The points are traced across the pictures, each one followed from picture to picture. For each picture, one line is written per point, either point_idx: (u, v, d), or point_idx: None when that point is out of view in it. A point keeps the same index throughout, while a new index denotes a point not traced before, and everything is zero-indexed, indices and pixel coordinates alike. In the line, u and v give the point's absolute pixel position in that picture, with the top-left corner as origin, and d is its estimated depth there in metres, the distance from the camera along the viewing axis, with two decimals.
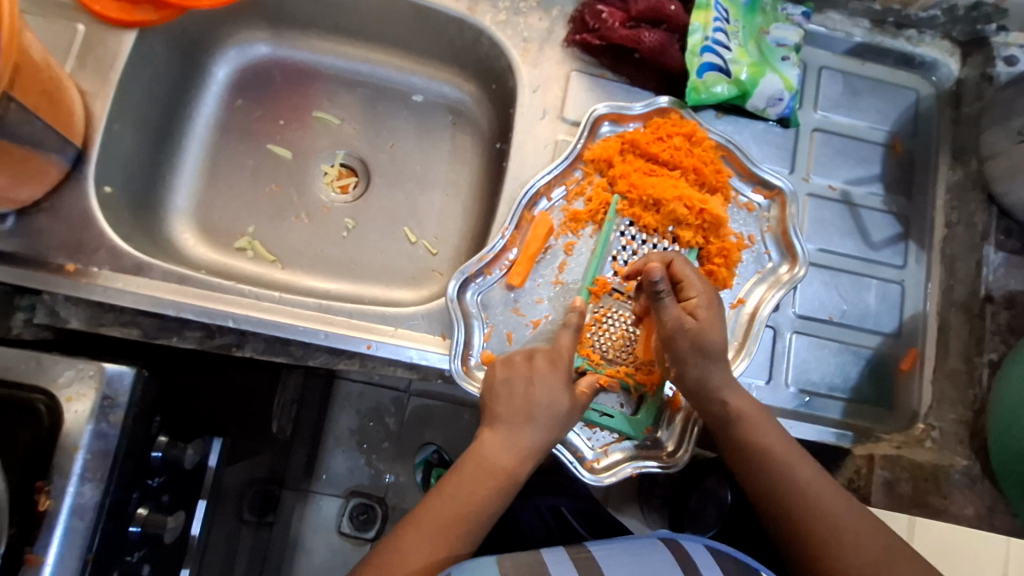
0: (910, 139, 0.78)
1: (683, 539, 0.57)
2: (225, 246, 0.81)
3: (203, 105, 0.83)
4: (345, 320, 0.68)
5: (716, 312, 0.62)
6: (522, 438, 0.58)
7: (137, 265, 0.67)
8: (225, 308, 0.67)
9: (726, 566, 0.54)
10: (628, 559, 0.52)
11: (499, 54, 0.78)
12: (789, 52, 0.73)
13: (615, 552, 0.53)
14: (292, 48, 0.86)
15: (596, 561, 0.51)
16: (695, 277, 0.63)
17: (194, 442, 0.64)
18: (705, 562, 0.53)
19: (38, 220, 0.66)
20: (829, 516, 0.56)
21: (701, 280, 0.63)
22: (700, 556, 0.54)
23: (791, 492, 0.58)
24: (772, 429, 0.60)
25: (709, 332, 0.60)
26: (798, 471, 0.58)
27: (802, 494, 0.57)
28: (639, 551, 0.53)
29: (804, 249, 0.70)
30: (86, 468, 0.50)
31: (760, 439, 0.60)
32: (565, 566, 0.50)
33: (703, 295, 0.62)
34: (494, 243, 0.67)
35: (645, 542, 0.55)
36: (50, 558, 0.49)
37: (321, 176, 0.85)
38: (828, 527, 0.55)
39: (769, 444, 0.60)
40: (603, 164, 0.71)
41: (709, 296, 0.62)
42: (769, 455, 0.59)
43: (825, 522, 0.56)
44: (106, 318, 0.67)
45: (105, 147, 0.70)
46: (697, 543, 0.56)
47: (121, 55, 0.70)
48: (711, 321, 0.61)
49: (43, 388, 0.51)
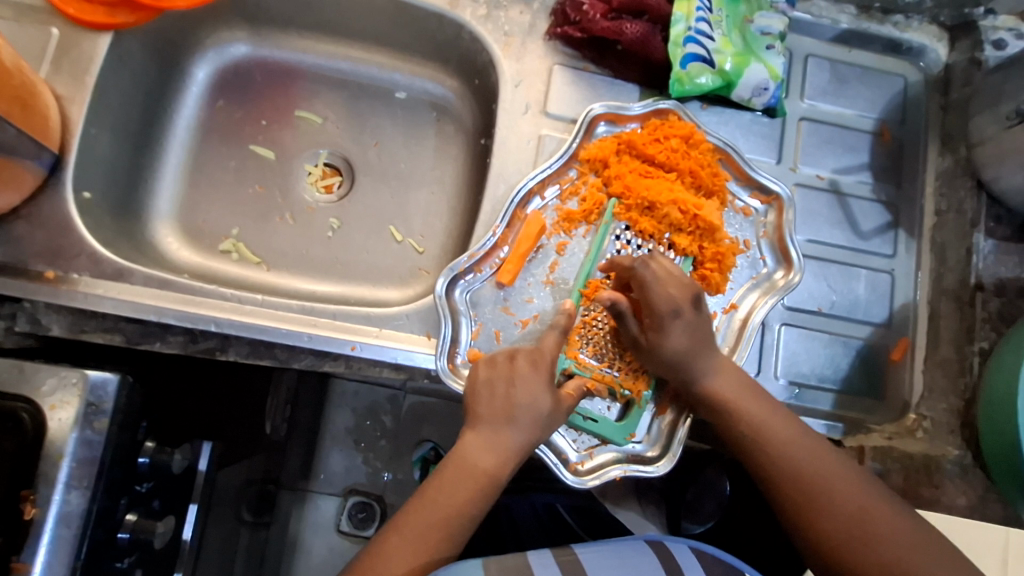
0: (899, 127, 0.77)
1: (668, 540, 0.58)
2: (210, 249, 0.80)
3: (184, 107, 0.82)
4: (329, 321, 0.67)
5: (674, 329, 0.60)
6: (506, 437, 0.57)
7: (117, 270, 0.66)
8: (206, 312, 0.66)
9: (709, 566, 0.56)
10: (611, 560, 0.53)
11: (481, 49, 0.76)
12: (774, 41, 0.72)
13: (601, 554, 0.54)
14: (272, 47, 0.85)
15: (581, 563, 0.52)
16: (659, 292, 0.60)
17: (181, 447, 0.64)
18: (688, 564, 0.56)
19: (17, 227, 0.65)
20: (815, 488, 0.57)
21: (662, 295, 0.60)
22: (686, 560, 0.56)
23: (769, 468, 0.59)
24: (757, 400, 0.61)
25: (664, 348, 0.61)
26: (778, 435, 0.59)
27: (806, 483, 0.57)
28: (625, 554, 0.54)
29: (800, 255, 0.69)
30: (70, 476, 0.50)
31: (741, 410, 0.60)
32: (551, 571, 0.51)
33: (657, 316, 0.60)
34: (484, 241, 0.66)
35: (632, 544, 0.56)
36: (38, 566, 0.49)
37: (305, 176, 0.84)
38: (808, 494, 0.57)
39: (752, 413, 0.60)
40: (598, 164, 0.70)
41: (667, 314, 0.60)
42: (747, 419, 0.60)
43: (806, 491, 0.57)
44: (89, 324, 0.66)
45: (83, 152, 0.69)
46: (682, 545, 0.58)
47: (97, 58, 0.69)
48: (666, 341, 0.60)
49: (26, 397, 0.51)
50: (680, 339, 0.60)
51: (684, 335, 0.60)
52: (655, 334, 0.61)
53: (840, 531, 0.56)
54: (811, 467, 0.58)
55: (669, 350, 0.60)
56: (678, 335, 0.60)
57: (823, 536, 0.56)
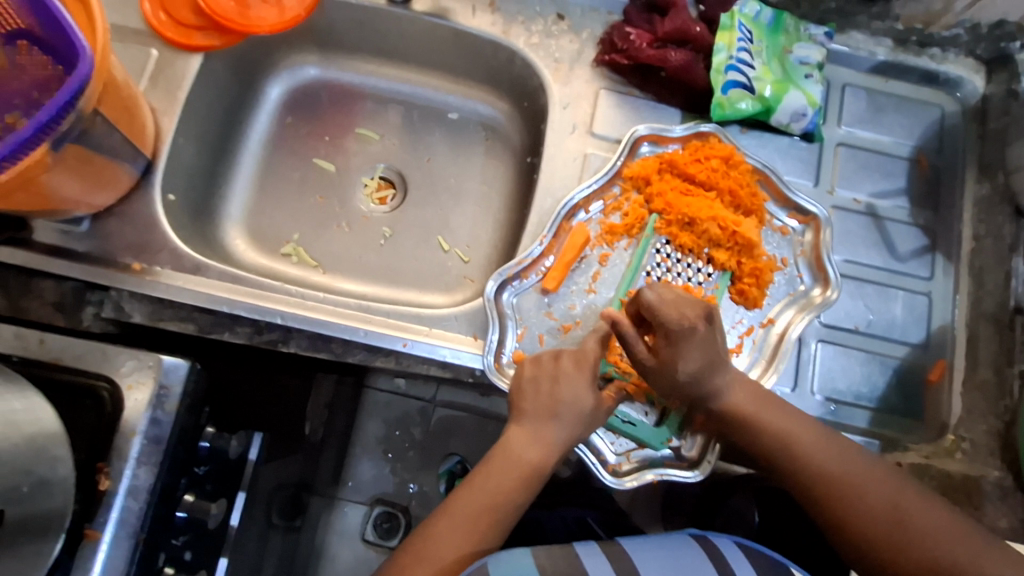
0: (936, 155, 0.79)
1: (714, 537, 0.59)
2: (272, 252, 0.86)
3: (257, 122, 0.90)
4: (383, 319, 0.72)
5: (687, 350, 0.59)
6: (550, 432, 0.61)
7: (195, 265, 0.73)
8: (274, 305, 0.71)
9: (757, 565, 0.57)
10: (658, 555, 0.55)
11: (532, 73, 0.82)
12: (812, 70, 0.76)
13: (647, 548, 0.56)
14: (339, 69, 0.92)
15: (630, 556, 0.54)
16: (672, 312, 0.58)
17: (236, 434, 0.69)
18: (737, 561, 0.56)
19: (109, 223, 0.72)
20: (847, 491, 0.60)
21: (675, 319, 0.58)
22: (733, 556, 0.56)
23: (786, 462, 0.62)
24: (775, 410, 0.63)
25: (675, 367, 0.61)
26: (802, 445, 0.62)
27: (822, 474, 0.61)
28: (671, 548, 0.56)
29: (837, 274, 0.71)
30: (141, 453, 0.55)
31: (761, 422, 0.63)
32: (600, 561, 0.53)
33: (669, 338, 0.59)
34: (532, 248, 0.70)
35: (677, 538, 0.57)
36: (105, 535, 0.53)
37: (362, 188, 0.90)
38: (841, 500, 0.60)
39: (774, 423, 0.63)
40: (641, 182, 0.74)
41: (680, 335, 0.58)
42: (770, 429, 0.63)
43: (837, 496, 0.60)
44: (166, 313, 0.71)
45: (170, 158, 0.76)
46: (727, 541, 0.58)
47: (188, 75, 0.77)
48: (679, 361, 0.60)
49: (107, 376, 0.56)
50: (693, 359, 0.60)
51: (696, 356, 0.60)
52: (667, 352, 0.60)
53: (878, 529, 0.58)
54: (836, 468, 0.61)
55: (681, 369, 0.61)
56: (691, 356, 0.60)
57: (860, 535, 0.59)
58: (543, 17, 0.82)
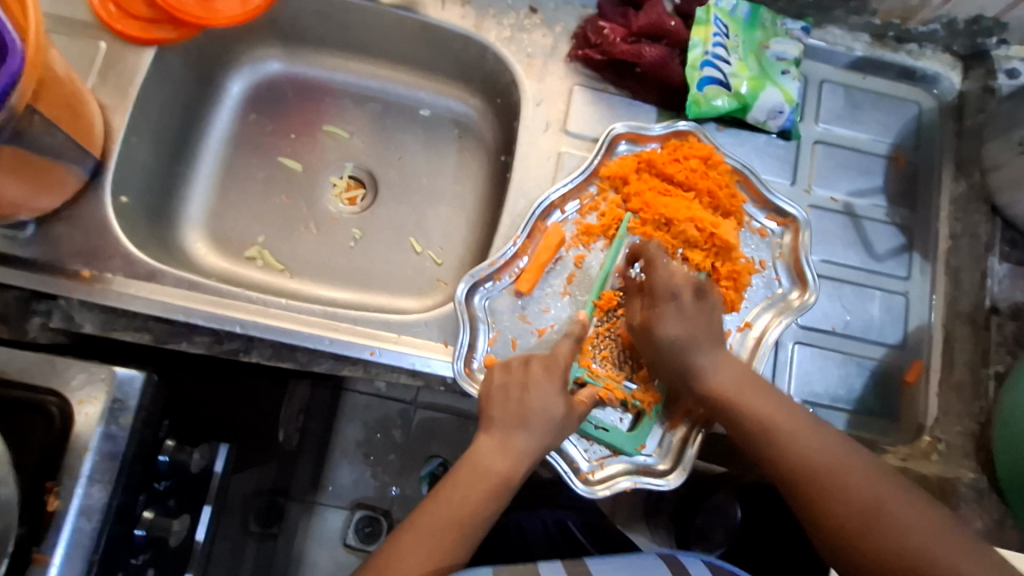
0: (913, 152, 0.79)
1: (681, 556, 0.61)
2: (236, 256, 0.83)
3: (218, 119, 0.86)
4: (350, 326, 0.69)
5: (673, 314, 0.62)
6: (518, 441, 0.59)
7: (150, 271, 0.69)
8: (233, 314, 0.68)
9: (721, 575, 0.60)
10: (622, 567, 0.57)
11: (504, 69, 0.79)
12: (789, 66, 0.75)
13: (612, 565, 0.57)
14: (304, 64, 0.89)
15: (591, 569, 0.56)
16: (664, 272, 0.63)
17: (200, 447, 0.65)
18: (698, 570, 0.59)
19: (56, 227, 0.68)
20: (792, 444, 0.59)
21: (666, 276, 0.63)
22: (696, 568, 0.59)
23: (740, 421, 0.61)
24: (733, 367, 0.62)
25: (655, 329, 0.62)
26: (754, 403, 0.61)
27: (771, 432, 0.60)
28: (637, 565, 0.58)
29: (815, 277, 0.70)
30: (94, 470, 0.51)
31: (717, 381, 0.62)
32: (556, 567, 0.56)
33: (657, 295, 0.63)
34: (505, 250, 0.68)
35: (646, 558, 0.59)
36: (56, 558, 0.49)
37: (330, 188, 0.87)
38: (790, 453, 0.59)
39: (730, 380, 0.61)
40: (618, 181, 0.72)
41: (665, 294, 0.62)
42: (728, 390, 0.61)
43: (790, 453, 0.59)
44: (119, 323, 0.67)
45: (122, 158, 0.72)
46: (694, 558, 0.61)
47: (140, 70, 0.73)
48: (660, 323, 0.62)
49: (56, 391, 0.52)
50: (675, 325, 0.61)
51: (681, 320, 0.62)
52: (651, 310, 0.63)
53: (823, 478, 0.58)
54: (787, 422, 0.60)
55: (659, 333, 0.62)
56: (678, 320, 0.61)
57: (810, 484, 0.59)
58: (515, 10, 0.79)
